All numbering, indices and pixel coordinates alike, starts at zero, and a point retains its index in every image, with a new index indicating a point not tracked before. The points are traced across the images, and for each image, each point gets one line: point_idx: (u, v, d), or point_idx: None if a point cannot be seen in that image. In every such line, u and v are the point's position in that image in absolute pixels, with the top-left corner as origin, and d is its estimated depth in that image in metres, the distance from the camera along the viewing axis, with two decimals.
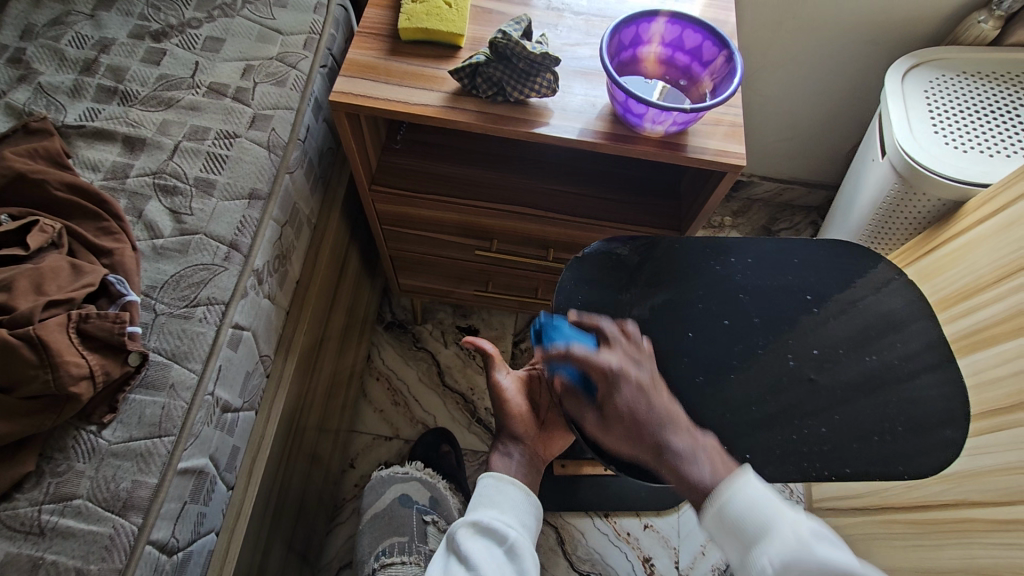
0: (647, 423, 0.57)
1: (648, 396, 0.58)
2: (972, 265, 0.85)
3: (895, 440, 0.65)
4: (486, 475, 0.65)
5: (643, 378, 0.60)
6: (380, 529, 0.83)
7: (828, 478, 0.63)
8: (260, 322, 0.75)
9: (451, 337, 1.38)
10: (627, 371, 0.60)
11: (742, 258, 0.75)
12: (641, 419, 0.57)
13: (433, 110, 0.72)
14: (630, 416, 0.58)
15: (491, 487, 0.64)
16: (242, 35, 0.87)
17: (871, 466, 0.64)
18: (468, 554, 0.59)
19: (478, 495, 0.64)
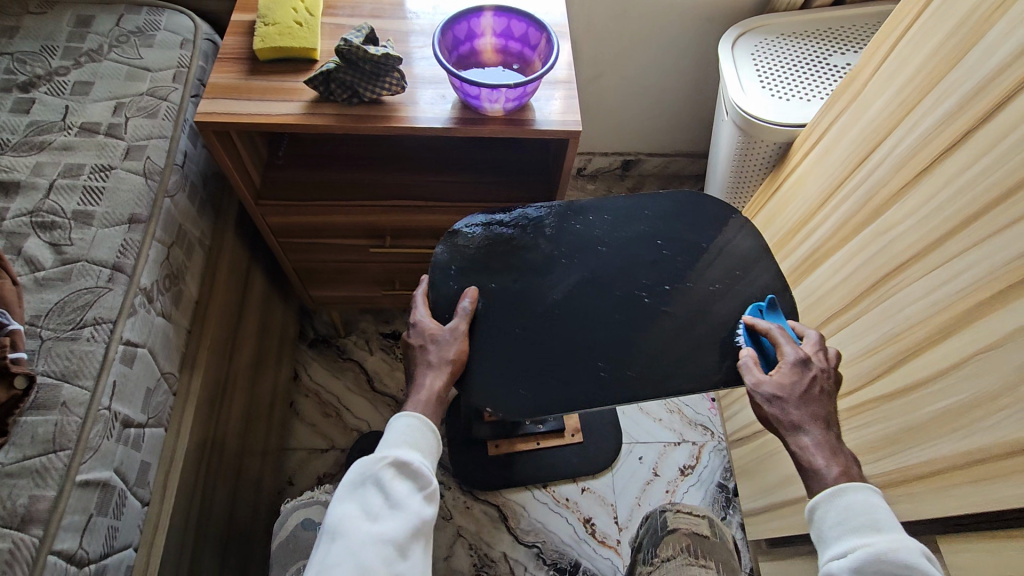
0: (794, 419, 0.62)
1: (817, 395, 0.63)
2: (806, 196, 0.98)
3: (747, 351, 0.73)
4: (412, 417, 0.66)
5: (825, 372, 0.65)
6: (286, 556, 0.83)
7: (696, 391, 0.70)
8: (154, 339, 0.78)
9: (376, 344, 1.44)
10: (811, 367, 0.65)
11: (598, 214, 0.81)
12: (807, 405, 0.63)
13: (294, 118, 0.78)
14: (799, 408, 0.62)
15: (415, 429, 0.65)
16: (110, 76, 0.91)
17: None
18: (393, 494, 0.61)
19: (399, 434, 0.65)
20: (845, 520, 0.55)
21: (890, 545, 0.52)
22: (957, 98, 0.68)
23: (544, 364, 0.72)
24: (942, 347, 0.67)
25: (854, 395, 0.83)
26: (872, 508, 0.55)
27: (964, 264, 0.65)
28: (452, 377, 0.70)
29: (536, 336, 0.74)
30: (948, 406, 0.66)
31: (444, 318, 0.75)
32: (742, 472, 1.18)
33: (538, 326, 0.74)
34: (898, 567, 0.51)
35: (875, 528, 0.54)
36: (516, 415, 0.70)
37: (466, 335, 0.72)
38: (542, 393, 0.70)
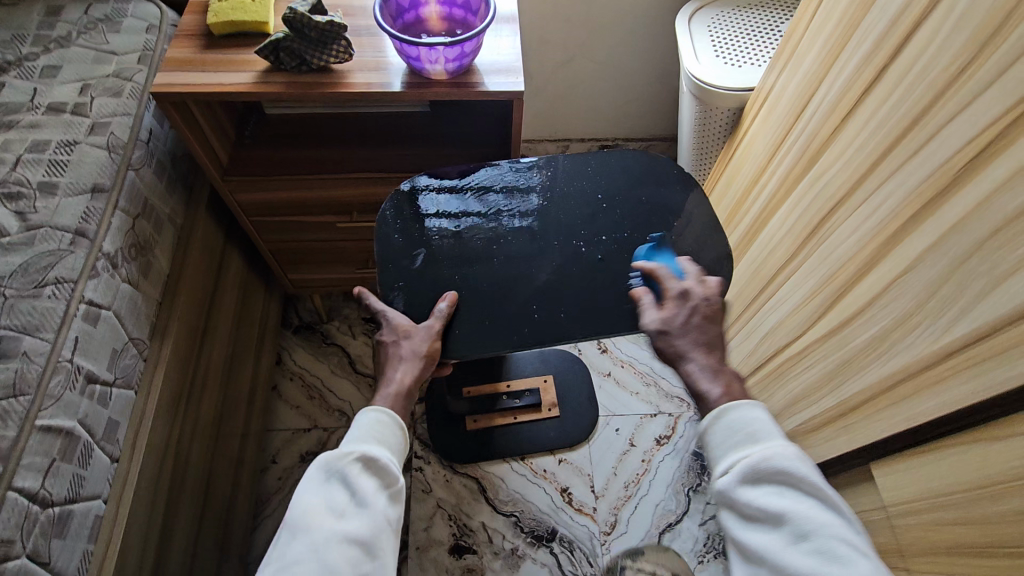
0: (679, 347, 0.67)
1: (697, 325, 0.68)
2: (756, 155, 1.00)
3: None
4: (383, 415, 0.68)
5: (705, 303, 0.69)
6: None
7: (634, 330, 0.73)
8: (121, 304, 0.82)
9: (358, 329, 1.47)
10: (692, 299, 0.69)
11: (542, 171, 0.84)
12: (686, 336, 0.67)
13: (246, 86, 0.81)
14: (683, 337, 0.67)
15: (384, 425, 0.67)
16: (78, 61, 0.95)
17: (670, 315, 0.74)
18: (359, 490, 0.62)
19: (367, 430, 0.66)
20: (731, 436, 0.62)
21: (765, 455, 0.59)
22: (871, 41, 0.71)
23: (480, 306, 0.74)
24: (868, 280, 0.70)
25: (802, 339, 0.85)
26: (751, 421, 0.62)
27: (884, 194, 0.68)
28: (424, 376, 0.70)
29: (472, 282, 0.76)
30: (876, 333, 0.69)
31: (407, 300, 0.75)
32: None
33: (476, 273, 0.77)
34: (775, 472, 0.58)
35: (751, 441, 0.61)
36: (456, 352, 0.72)
37: (441, 335, 0.72)
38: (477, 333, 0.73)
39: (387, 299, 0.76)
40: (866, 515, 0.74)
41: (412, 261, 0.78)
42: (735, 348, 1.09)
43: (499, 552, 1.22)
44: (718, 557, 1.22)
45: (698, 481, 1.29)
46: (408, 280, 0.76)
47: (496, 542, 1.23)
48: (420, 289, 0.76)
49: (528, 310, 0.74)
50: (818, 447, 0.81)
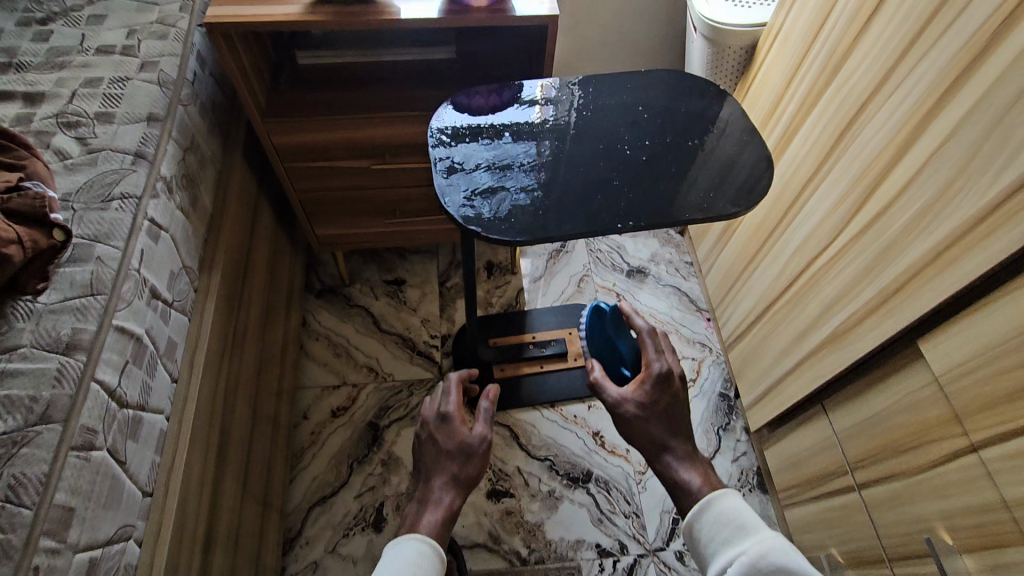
0: (647, 427, 0.82)
1: (663, 414, 0.83)
2: (772, 85, 1.06)
3: (729, 180, 0.76)
4: (421, 543, 0.72)
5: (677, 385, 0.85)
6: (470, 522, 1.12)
7: (680, 217, 0.73)
8: (176, 228, 0.83)
9: (381, 291, 1.49)
10: (670, 384, 0.85)
11: (582, 89, 0.87)
12: (671, 412, 0.83)
13: (295, 16, 0.85)
14: (654, 423, 0.82)
15: (423, 557, 0.71)
16: (121, 10, 0.98)
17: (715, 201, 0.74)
18: None
19: (406, 560, 0.70)
20: (723, 529, 0.69)
21: (760, 548, 0.63)
22: None
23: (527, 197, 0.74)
24: (905, 163, 0.75)
25: (833, 244, 0.89)
26: (739, 515, 0.69)
27: (914, 79, 0.73)
28: (462, 495, 0.80)
29: (521, 178, 0.77)
30: (915, 213, 0.73)
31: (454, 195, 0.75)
32: (741, 369, 1.24)
33: (523, 170, 0.77)
34: (771, 568, 0.61)
35: (743, 534, 0.67)
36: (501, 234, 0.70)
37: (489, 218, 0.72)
38: (526, 220, 0.72)
39: (438, 195, 0.75)
40: (918, 392, 0.77)
41: (459, 164, 0.78)
42: (761, 278, 1.13)
43: (537, 494, 1.23)
44: (752, 491, 1.24)
45: (726, 420, 1.32)
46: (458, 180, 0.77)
47: (533, 485, 1.24)
48: (469, 186, 0.76)
49: (575, 196, 0.74)
50: (859, 340, 0.85)
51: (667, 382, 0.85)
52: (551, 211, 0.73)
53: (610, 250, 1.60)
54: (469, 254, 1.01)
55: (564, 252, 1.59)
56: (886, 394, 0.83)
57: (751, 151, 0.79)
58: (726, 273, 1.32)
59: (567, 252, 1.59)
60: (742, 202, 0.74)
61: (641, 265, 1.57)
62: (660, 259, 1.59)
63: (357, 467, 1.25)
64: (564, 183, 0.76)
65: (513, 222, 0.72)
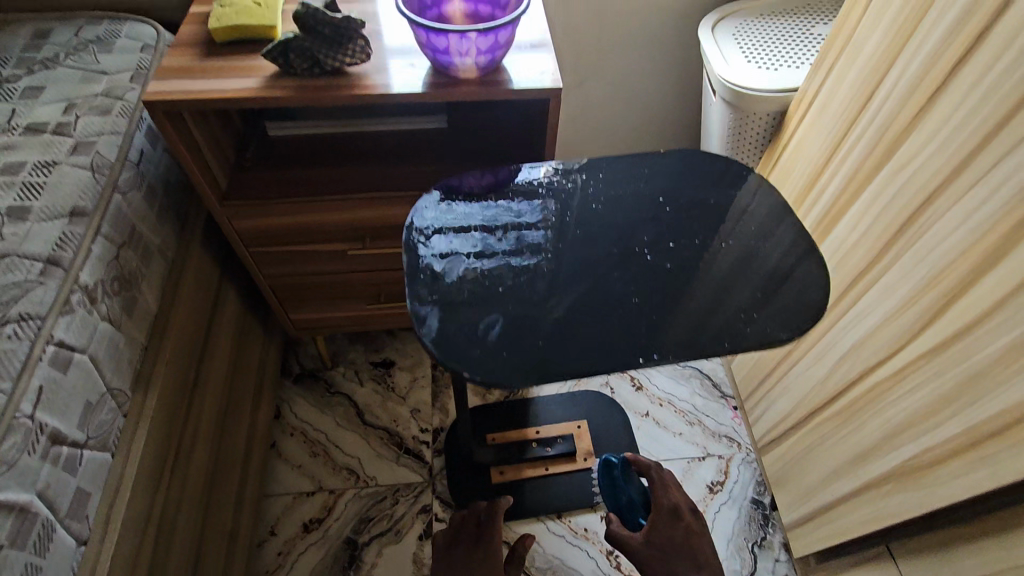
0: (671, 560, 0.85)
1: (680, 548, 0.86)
2: (809, 159, 0.91)
3: (776, 295, 0.61)
4: None
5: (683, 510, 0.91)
6: None
7: (719, 349, 0.57)
8: (99, 347, 0.68)
9: (366, 375, 1.33)
10: (684, 518, 0.90)
11: (592, 175, 0.73)
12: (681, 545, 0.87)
13: (251, 91, 0.71)
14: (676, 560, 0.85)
15: None
16: (63, 81, 0.86)
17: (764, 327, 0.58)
18: None
19: None
20: None
21: None
22: (959, 8, 0.63)
23: (525, 320, 0.59)
24: (990, 278, 0.61)
25: (899, 358, 0.73)
26: None
27: (1003, 173, 0.58)
28: None
29: (518, 294, 0.61)
30: (1014, 339, 0.58)
31: (433, 315, 0.59)
32: (780, 480, 1.06)
33: (521, 283, 0.62)
34: None
35: None
36: (489, 377, 0.55)
37: (476, 352, 0.56)
38: (526, 355, 0.56)
39: (414, 318, 0.59)
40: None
41: (441, 274, 0.63)
42: (801, 378, 0.97)
43: None
44: None
45: (763, 534, 1.13)
46: (440, 295, 0.61)
47: None
48: (454, 304, 0.60)
49: (587, 320, 0.59)
50: (938, 486, 0.68)
51: (677, 516, 0.90)
52: (557, 341, 0.57)
53: None
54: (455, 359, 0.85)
55: None
56: (974, 557, 0.66)
57: (801, 255, 0.64)
58: (758, 361, 1.15)
59: None
60: (789, 329, 0.58)
61: None
62: None
63: None
64: (572, 301, 0.60)
65: (508, 358, 0.56)
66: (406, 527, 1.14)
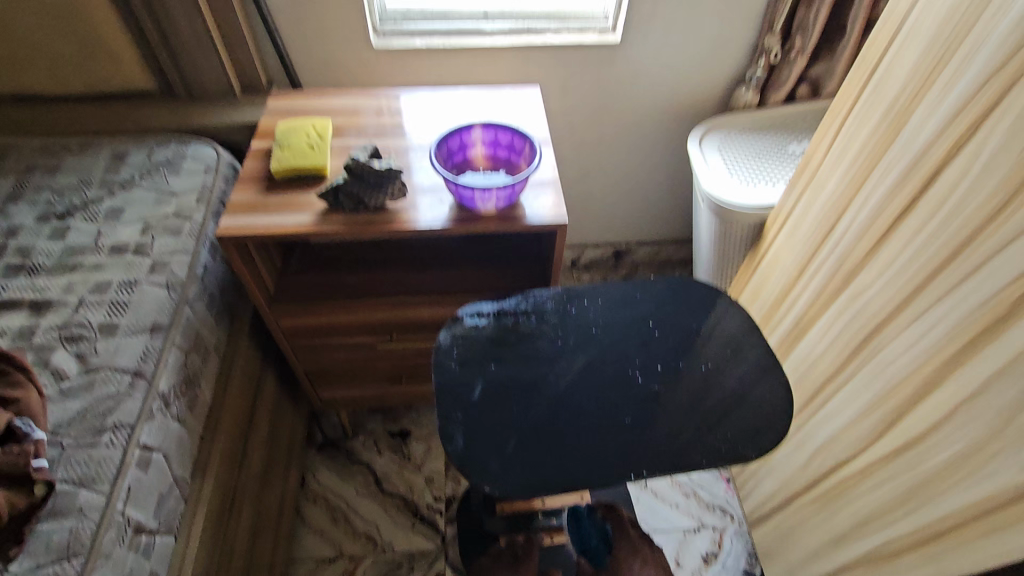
0: None
1: None
2: (783, 269, 1.04)
3: (749, 412, 0.73)
4: None
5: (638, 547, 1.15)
6: None
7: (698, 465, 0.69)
8: (170, 444, 0.80)
9: (384, 444, 1.44)
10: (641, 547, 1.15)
11: (592, 297, 0.85)
12: None
13: (306, 227, 0.86)
14: None
15: None
16: (140, 202, 1.01)
17: (736, 444, 0.70)
18: None
19: None
20: None
21: None
22: (899, 169, 0.77)
23: (536, 438, 0.71)
24: (931, 400, 0.72)
25: (861, 457, 0.84)
26: None
27: (935, 315, 0.71)
28: None
29: (530, 415, 0.73)
30: (950, 455, 0.69)
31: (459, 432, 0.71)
32: (768, 552, 1.15)
33: (531, 404, 0.74)
34: None
35: None
36: (507, 491, 0.67)
37: (496, 468, 0.68)
38: (536, 473, 0.68)
39: (443, 436, 0.71)
40: None
41: (466, 393, 0.75)
42: (782, 462, 1.07)
43: None
44: None
45: None
46: (465, 414, 0.73)
47: None
48: (477, 422, 0.72)
49: (588, 439, 0.70)
50: (900, 574, 0.78)
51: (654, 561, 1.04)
52: (563, 458, 0.69)
53: None
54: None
55: None
56: None
57: (767, 374, 0.76)
58: None
59: None
60: (756, 443, 0.70)
61: None
62: None
63: None
64: (575, 420, 0.72)
65: (522, 475, 0.67)
66: None
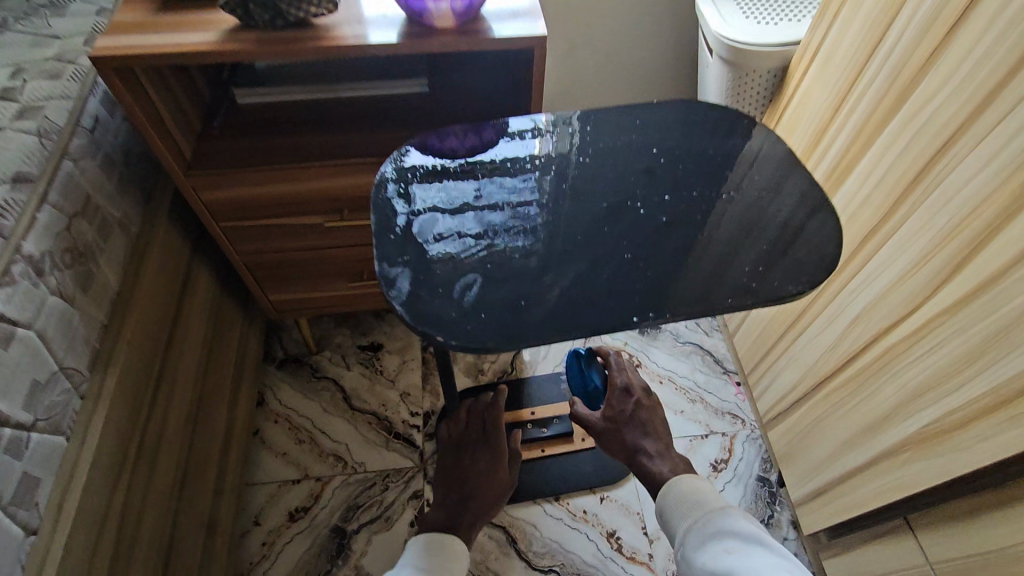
0: (628, 436, 0.91)
1: (636, 419, 0.93)
2: (815, 112, 0.86)
3: (790, 248, 0.56)
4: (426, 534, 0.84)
5: (641, 396, 0.96)
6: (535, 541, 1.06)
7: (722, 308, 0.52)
8: (52, 322, 0.65)
9: (353, 358, 1.29)
10: (634, 395, 0.96)
11: (583, 125, 0.67)
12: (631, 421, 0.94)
13: (207, 45, 0.66)
14: (631, 429, 0.92)
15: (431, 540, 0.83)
16: (12, 45, 0.80)
17: (772, 284, 0.53)
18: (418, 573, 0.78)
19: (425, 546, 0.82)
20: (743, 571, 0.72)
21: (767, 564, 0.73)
22: None
23: (509, 281, 0.54)
24: (1019, 222, 0.56)
25: (915, 317, 0.69)
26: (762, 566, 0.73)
27: None
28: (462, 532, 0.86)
29: (500, 255, 0.56)
30: None
31: (405, 276, 0.54)
32: (787, 454, 1.02)
33: (502, 245, 0.57)
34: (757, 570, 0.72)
35: None
36: (470, 341, 0.50)
37: (456, 315, 0.51)
38: (509, 320, 0.51)
39: (385, 280, 0.54)
40: None
41: (417, 233, 0.58)
42: (808, 347, 0.92)
43: None
44: None
45: (769, 512, 1.10)
46: (415, 256, 0.56)
47: None
48: (431, 266, 0.55)
49: (579, 281, 0.54)
50: (962, 447, 0.64)
51: (628, 392, 0.96)
52: (547, 303, 0.52)
53: None
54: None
55: None
56: (1000, 524, 0.62)
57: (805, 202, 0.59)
58: (760, 334, 1.10)
59: None
60: (798, 280, 0.54)
61: None
62: None
63: None
64: (559, 261, 0.56)
65: (490, 321, 0.51)
66: (396, 514, 1.09)
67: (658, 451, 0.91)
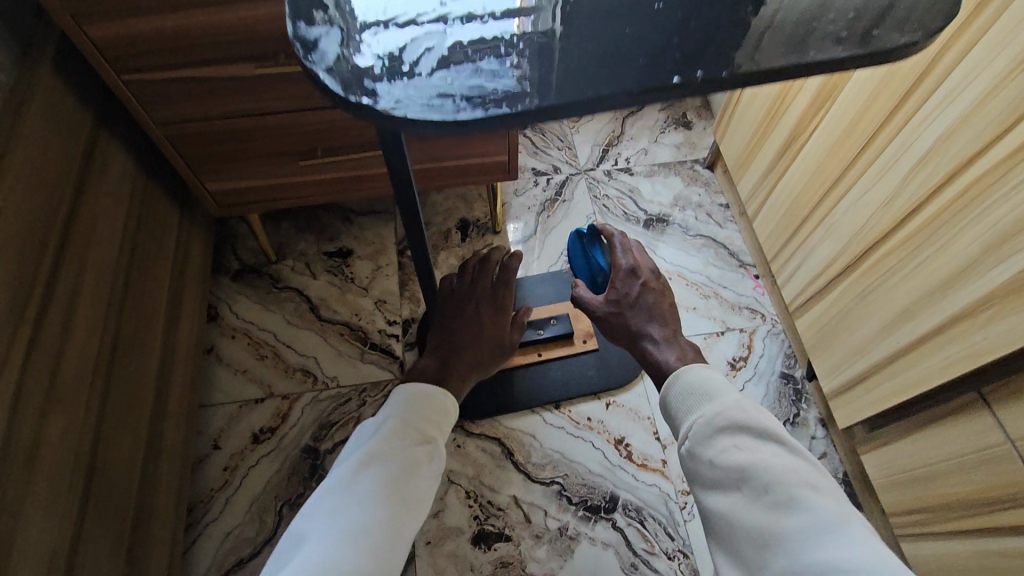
0: (631, 321, 0.78)
1: (642, 304, 0.79)
2: None
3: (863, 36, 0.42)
4: (407, 395, 0.67)
5: (650, 279, 0.82)
6: (532, 451, 0.94)
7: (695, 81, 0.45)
8: None
9: (319, 266, 1.12)
10: (641, 276, 0.82)
11: None
12: (635, 304, 0.79)
13: None
14: (634, 313, 0.78)
15: (411, 404, 0.67)
16: None
17: None
18: (390, 451, 0.62)
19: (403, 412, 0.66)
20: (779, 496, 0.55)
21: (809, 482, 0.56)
22: None
23: (448, 51, 0.47)
24: None
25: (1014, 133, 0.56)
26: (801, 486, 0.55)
27: None
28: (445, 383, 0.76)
29: (444, 29, 0.48)
30: None
31: (323, 25, 0.46)
32: (818, 343, 0.90)
33: (449, 18, 0.49)
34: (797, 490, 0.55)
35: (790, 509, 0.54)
36: (394, 102, 0.44)
37: (379, 78, 0.45)
38: (437, 89, 0.45)
39: (298, 32, 0.46)
40: None
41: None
42: (854, 208, 0.78)
43: (543, 534, 0.88)
44: None
45: (794, 411, 0.98)
46: (338, 14, 0.48)
47: (536, 522, 0.88)
48: (361, 32, 0.47)
49: (529, 51, 0.46)
50: None
51: (635, 273, 0.82)
52: (479, 74, 0.46)
53: (620, 194, 1.24)
54: (404, 176, 0.61)
55: (560, 201, 1.23)
56: None
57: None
58: (789, 211, 0.94)
59: (564, 201, 1.23)
60: None
61: (662, 210, 1.22)
62: (686, 202, 1.23)
63: (288, 514, 0.90)
64: (528, 52, 0.46)
65: (418, 85, 0.44)
66: None
67: (665, 338, 0.76)
